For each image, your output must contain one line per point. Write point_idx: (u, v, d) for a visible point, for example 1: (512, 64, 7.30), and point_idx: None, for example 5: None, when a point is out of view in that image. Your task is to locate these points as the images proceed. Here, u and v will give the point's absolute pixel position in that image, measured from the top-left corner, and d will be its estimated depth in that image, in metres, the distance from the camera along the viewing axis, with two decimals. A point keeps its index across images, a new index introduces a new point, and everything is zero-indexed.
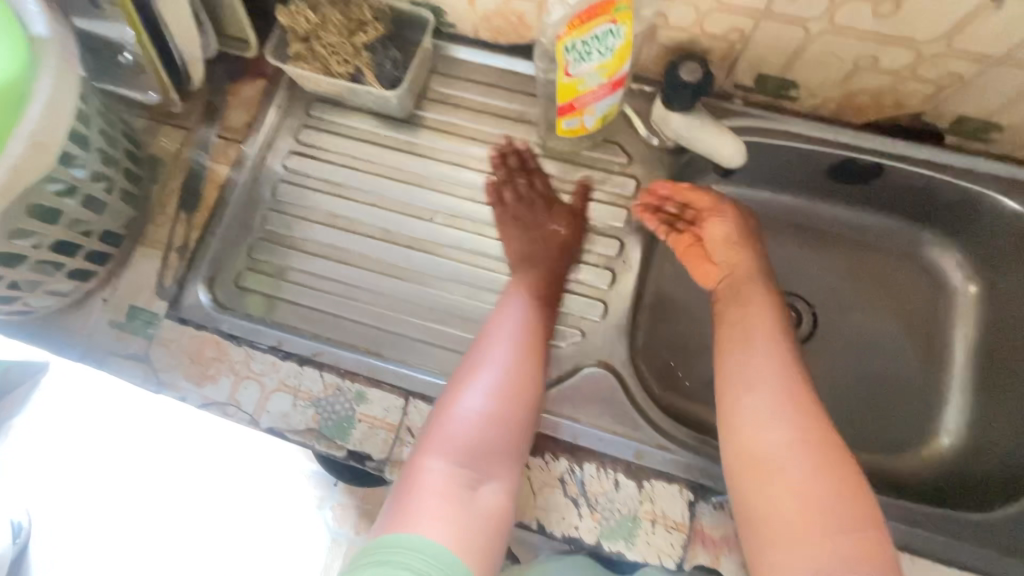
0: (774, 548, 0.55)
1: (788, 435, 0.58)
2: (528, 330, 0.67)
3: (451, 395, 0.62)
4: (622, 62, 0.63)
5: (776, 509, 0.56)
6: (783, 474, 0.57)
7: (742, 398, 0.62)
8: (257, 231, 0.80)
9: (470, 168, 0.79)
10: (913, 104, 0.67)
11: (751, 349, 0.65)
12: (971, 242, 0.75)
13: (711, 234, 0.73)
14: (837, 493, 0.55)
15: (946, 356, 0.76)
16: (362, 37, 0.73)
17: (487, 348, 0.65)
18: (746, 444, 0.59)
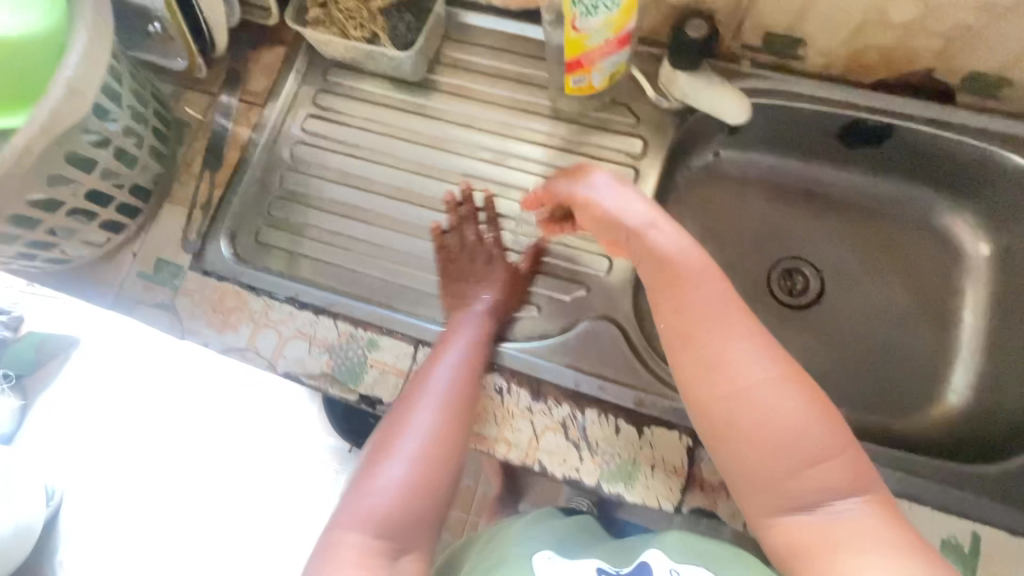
0: (758, 485, 0.51)
1: (762, 365, 0.51)
2: (451, 400, 0.60)
3: (384, 451, 0.57)
4: (628, 17, 0.64)
5: (760, 445, 0.51)
6: (751, 399, 0.51)
7: (704, 342, 0.53)
8: (276, 191, 0.83)
9: (481, 131, 0.81)
10: (923, 62, 0.66)
11: (698, 281, 0.56)
12: (985, 205, 0.74)
13: (579, 214, 0.64)
14: (813, 415, 0.50)
15: (956, 319, 0.76)
16: (377, 1, 0.76)
17: (412, 408, 0.59)
18: (710, 385, 0.53)
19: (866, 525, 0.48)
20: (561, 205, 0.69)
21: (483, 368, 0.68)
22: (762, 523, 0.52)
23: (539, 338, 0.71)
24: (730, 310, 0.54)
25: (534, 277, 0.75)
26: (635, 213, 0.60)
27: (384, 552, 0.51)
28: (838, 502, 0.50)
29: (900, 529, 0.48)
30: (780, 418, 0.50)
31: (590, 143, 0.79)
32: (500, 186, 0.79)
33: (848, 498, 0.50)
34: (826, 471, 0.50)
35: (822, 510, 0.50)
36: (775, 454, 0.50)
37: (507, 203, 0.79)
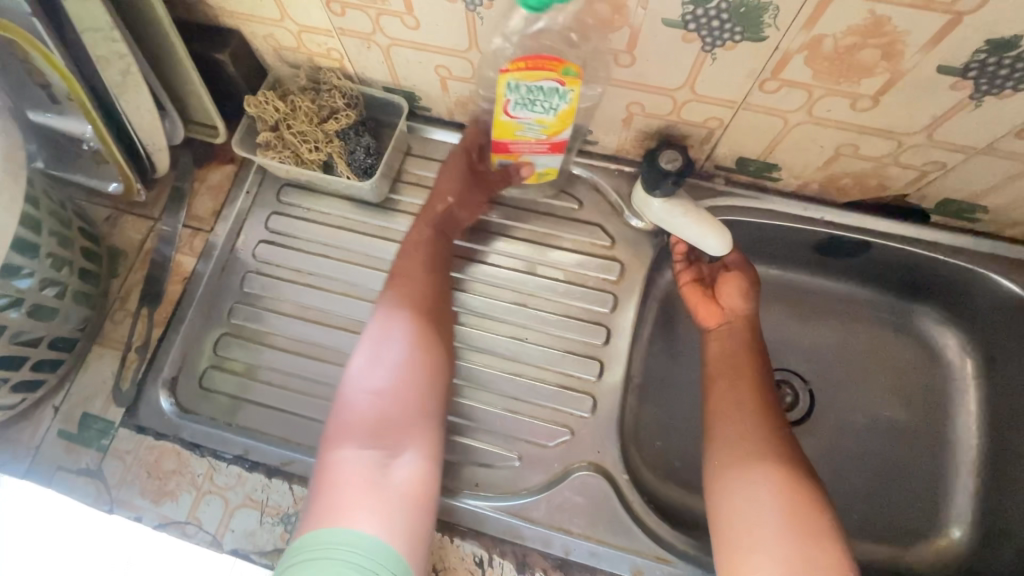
0: (742, 555, 0.54)
1: (761, 447, 0.60)
2: (416, 320, 0.64)
3: (360, 366, 0.61)
4: (563, 125, 0.61)
5: (744, 518, 0.56)
6: (752, 474, 0.59)
7: (721, 419, 0.64)
8: (221, 324, 0.74)
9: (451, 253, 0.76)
10: (898, 188, 0.65)
11: (734, 369, 0.66)
12: (964, 314, 0.73)
13: (724, 285, 0.71)
14: (796, 506, 0.56)
15: (950, 434, 0.73)
16: (332, 124, 0.72)
17: (382, 317, 0.64)
18: (721, 456, 0.61)
19: None
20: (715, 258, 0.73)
21: (461, 537, 0.61)
22: None
23: (521, 493, 0.64)
24: (746, 395, 0.64)
25: (510, 419, 0.68)
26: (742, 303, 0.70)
27: (377, 452, 0.57)
28: None
29: None
30: (767, 499, 0.57)
31: (561, 264, 0.74)
32: (470, 314, 0.73)
33: None
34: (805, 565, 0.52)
35: None
36: (757, 528, 0.55)
37: (481, 333, 0.72)
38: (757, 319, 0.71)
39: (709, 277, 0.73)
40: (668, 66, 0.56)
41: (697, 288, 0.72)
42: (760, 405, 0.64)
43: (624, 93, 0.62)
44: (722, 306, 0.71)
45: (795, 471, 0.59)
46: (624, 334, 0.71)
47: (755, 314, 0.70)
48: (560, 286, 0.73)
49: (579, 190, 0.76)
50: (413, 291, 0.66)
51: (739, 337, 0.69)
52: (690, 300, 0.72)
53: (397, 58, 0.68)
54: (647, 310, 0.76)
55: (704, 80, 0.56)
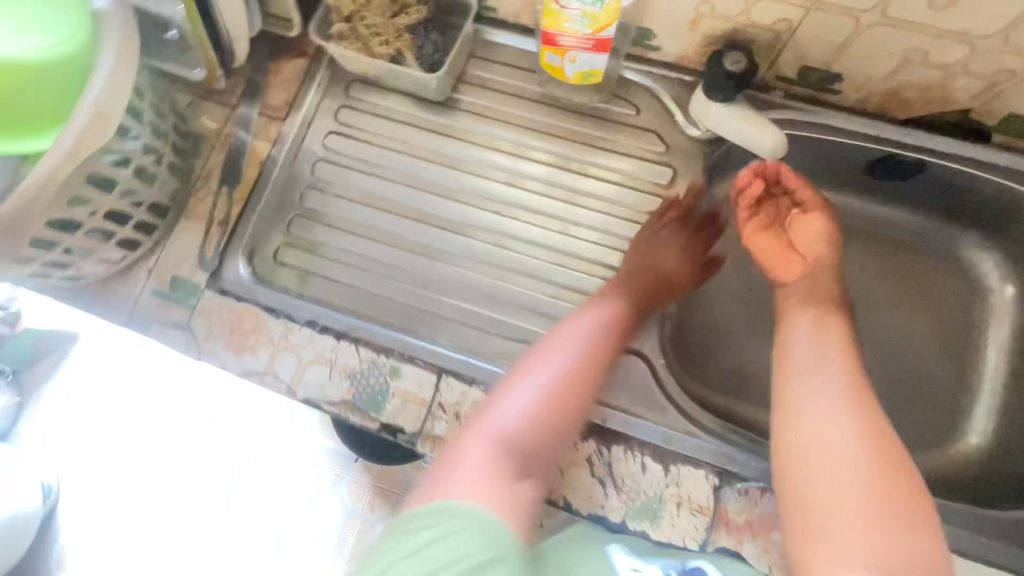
0: (811, 468, 0.55)
1: (848, 431, 0.56)
2: (590, 348, 0.66)
3: (520, 371, 0.63)
4: (610, 21, 0.63)
5: (814, 488, 0.55)
6: (828, 393, 0.58)
7: (795, 334, 0.64)
8: (295, 208, 0.82)
9: (506, 154, 0.80)
10: (960, 102, 0.66)
11: (817, 327, 0.64)
12: (1011, 242, 0.74)
13: (800, 228, 0.71)
14: (883, 483, 0.53)
15: (977, 358, 0.76)
16: (403, 18, 0.75)
17: (551, 347, 0.65)
18: (803, 425, 0.57)
19: (899, 526, 0.51)
20: (785, 189, 0.72)
21: None
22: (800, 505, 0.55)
23: None
24: (823, 305, 0.66)
25: (558, 303, 0.76)
26: (816, 246, 0.70)
27: (507, 465, 0.56)
28: (880, 507, 0.52)
29: (921, 528, 0.51)
30: (851, 475, 0.54)
31: (612, 169, 0.78)
32: (524, 210, 0.79)
33: (892, 507, 0.52)
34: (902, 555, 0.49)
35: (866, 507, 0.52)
36: (830, 443, 0.56)
37: (531, 229, 0.78)
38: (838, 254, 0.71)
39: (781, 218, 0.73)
40: None
41: (768, 236, 0.73)
42: (836, 320, 0.65)
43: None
44: (802, 254, 0.71)
45: (884, 443, 0.55)
46: None
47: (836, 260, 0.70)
48: (609, 189, 0.78)
49: (637, 98, 0.78)
50: (591, 333, 0.67)
51: (818, 303, 0.66)
52: (761, 250, 0.72)
53: None
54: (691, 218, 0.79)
55: None
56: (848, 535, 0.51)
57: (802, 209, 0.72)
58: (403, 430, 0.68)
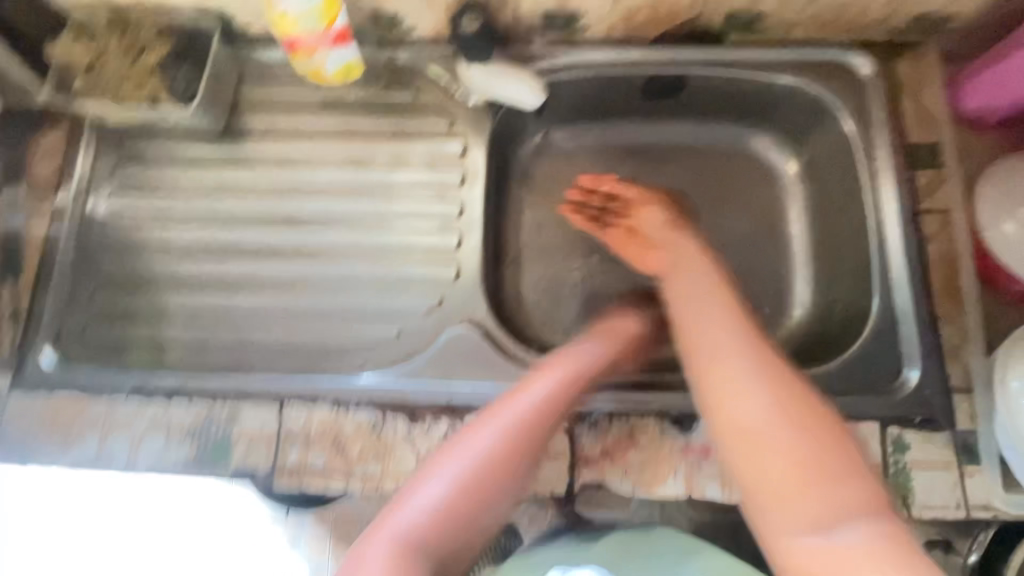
0: (757, 469, 0.51)
1: (778, 422, 0.51)
2: (518, 436, 0.59)
3: (448, 450, 0.59)
4: (336, 10, 0.63)
5: (761, 484, 0.50)
6: (753, 392, 0.53)
7: (695, 318, 0.61)
8: (96, 278, 0.76)
9: (300, 167, 0.78)
10: (686, 10, 0.71)
11: (717, 317, 0.59)
12: (779, 124, 0.81)
13: (642, 220, 0.73)
14: (824, 484, 0.49)
15: (785, 234, 0.82)
16: (146, 57, 0.72)
17: (474, 430, 0.59)
18: (727, 407, 0.54)
19: (864, 544, 0.46)
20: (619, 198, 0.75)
21: (354, 407, 0.66)
22: (775, 544, 0.49)
23: (405, 360, 0.69)
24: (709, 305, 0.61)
25: (387, 300, 0.73)
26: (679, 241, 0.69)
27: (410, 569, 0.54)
28: (839, 529, 0.47)
29: (905, 552, 0.45)
30: (781, 460, 0.50)
31: (409, 153, 0.77)
32: (331, 219, 0.76)
33: (851, 522, 0.47)
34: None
35: (827, 534, 0.47)
36: (760, 439, 0.51)
37: (345, 231, 0.75)
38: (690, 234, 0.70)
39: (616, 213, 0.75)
40: None
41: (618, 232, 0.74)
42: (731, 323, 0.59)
43: None
44: (646, 240, 0.72)
45: (822, 442, 0.50)
46: (477, 203, 0.75)
47: (690, 238, 0.70)
48: (409, 173, 0.77)
49: (415, 79, 0.78)
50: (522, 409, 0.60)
51: (705, 280, 0.65)
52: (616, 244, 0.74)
53: None
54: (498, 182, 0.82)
55: None
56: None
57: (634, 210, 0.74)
58: (257, 471, 0.64)
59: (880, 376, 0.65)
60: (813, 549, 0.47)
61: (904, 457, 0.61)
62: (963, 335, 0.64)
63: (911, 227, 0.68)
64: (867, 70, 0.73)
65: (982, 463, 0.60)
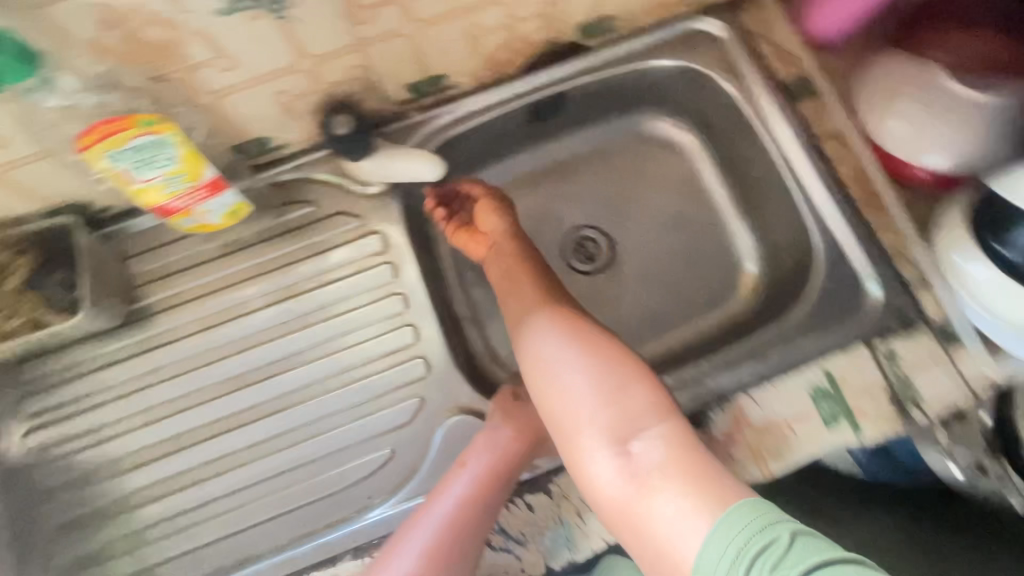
0: (563, 407, 0.58)
1: (563, 352, 0.60)
2: (452, 530, 0.60)
3: (399, 537, 0.61)
4: (199, 167, 0.58)
5: (574, 426, 0.56)
6: (541, 331, 0.62)
7: (502, 286, 0.69)
8: (43, 532, 0.67)
9: (224, 324, 0.72)
10: (542, 37, 0.71)
11: (514, 287, 0.68)
12: (664, 102, 0.84)
13: (479, 216, 0.73)
14: (626, 415, 0.55)
15: (708, 194, 0.85)
16: (10, 282, 0.65)
17: (404, 532, 0.61)
18: (533, 360, 0.62)
19: (658, 458, 0.52)
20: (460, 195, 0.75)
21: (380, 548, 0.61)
22: (585, 479, 0.55)
23: (412, 475, 0.65)
24: (516, 268, 0.69)
25: (367, 423, 0.68)
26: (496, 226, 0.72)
27: None
28: (637, 444, 0.53)
29: (690, 455, 0.51)
30: (579, 397, 0.57)
31: (330, 266, 0.73)
32: (277, 362, 0.71)
33: (648, 437, 0.53)
34: (677, 504, 0.48)
35: (628, 453, 0.53)
36: (548, 370, 0.60)
37: (297, 370, 0.70)
38: (518, 228, 0.73)
39: (468, 215, 0.75)
40: (262, 51, 0.56)
41: (460, 231, 0.75)
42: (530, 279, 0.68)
43: (257, 93, 0.61)
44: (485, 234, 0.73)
45: (625, 382, 0.56)
46: (418, 289, 0.72)
47: (515, 230, 0.72)
48: (340, 286, 0.72)
49: (309, 191, 0.74)
50: (449, 501, 0.62)
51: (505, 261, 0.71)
52: (461, 243, 0.75)
53: (25, 180, 0.61)
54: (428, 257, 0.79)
55: (305, 39, 0.56)
56: (636, 499, 0.51)
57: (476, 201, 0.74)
58: None
59: (847, 299, 0.68)
60: (613, 473, 0.53)
61: (900, 367, 0.63)
62: (900, 236, 0.68)
63: (816, 156, 0.71)
64: (720, 30, 0.77)
65: (965, 343, 0.63)
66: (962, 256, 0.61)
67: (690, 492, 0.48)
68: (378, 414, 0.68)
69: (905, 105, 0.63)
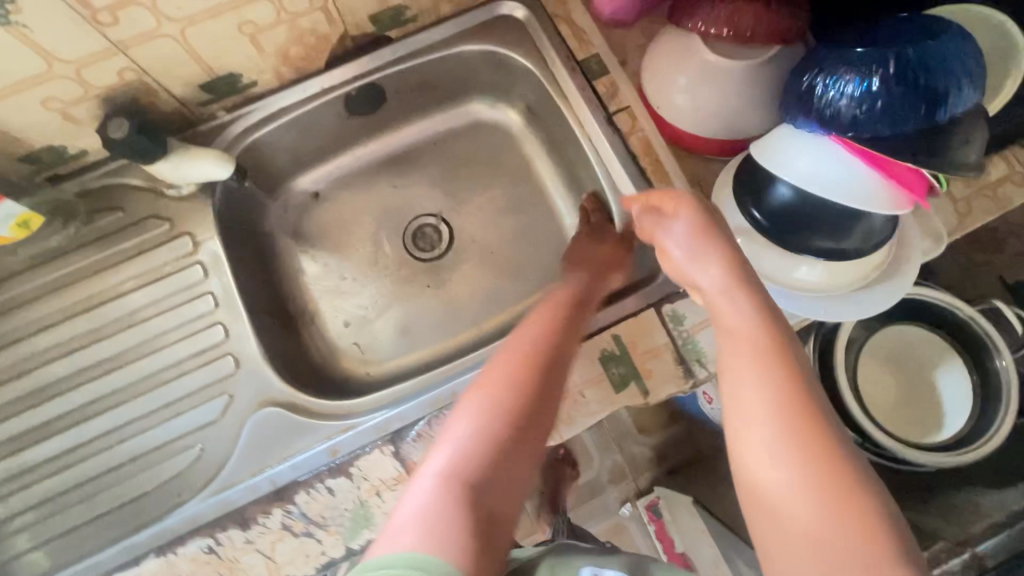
0: (770, 513, 0.38)
1: (791, 477, 0.38)
2: (521, 407, 0.48)
3: (493, 386, 0.50)
4: None
5: (759, 482, 0.39)
6: (746, 393, 0.42)
7: (721, 314, 0.47)
8: None
9: (30, 337, 0.71)
10: (335, 30, 0.72)
11: (745, 352, 0.44)
12: (487, 88, 0.85)
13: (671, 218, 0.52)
14: (833, 510, 0.36)
15: (537, 175, 0.87)
16: None
17: (473, 406, 0.49)
18: (768, 470, 0.39)
19: None
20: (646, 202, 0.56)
21: (182, 545, 0.62)
22: None
23: (220, 470, 0.66)
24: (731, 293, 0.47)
25: (178, 422, 0.69)
26: (706, 236, 0.50)
27: (452, 496, 0.42)
28: None
29: None
30: (833, 530, 0.35)
31: (143, 270, 0.73)
32: (87, 370, 0.71)
33: None
34: None
35: None
36: (752, 426, 0.40)
37: (107, 376, 0.70)
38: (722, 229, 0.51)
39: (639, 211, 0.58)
40: (2, 56, 0.55)
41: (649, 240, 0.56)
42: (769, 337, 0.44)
43: (21, 101, 0.60)
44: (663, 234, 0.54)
45: (833, 447, 0.38)
46: (231, 287, 0.73)
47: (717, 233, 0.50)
48: (154, 289, 0.73)
49: (118, 196, 0.74)
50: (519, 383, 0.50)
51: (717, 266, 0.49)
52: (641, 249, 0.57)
53: None
54: (255, 256, 0.80)
55: (48, 43, 0.56)
56: None
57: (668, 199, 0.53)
58: None
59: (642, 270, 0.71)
60: None
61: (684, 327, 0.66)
62: None
63: (611, 133, 0.73)
64: (521, 12, 0.78)
65: None
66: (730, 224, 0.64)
67: None
68: (189, 412, 0.69)
69: (682, 82, 0.66)
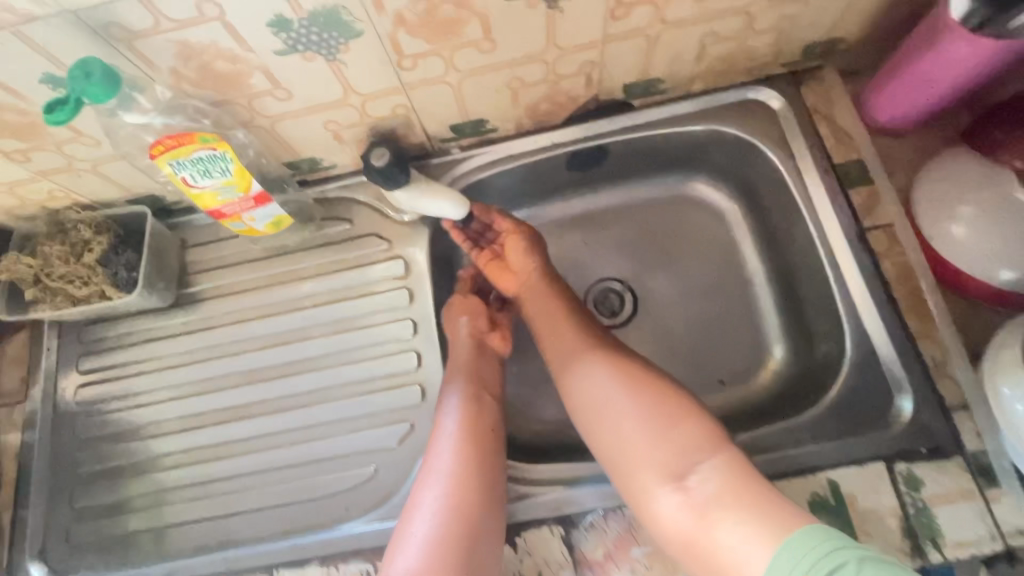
0: (602, 429, 0.61)
1: (629, 426, 0.59)
2: (459, 465, 0.61)
3: (425, 473, 0.62)
4: (249, 181, 0.65)
5: (600, 425, 0.61)
6: (598, 375, 0.64)
7: (549, 327, 0.71)
8: (74, 478, 0.75)
9: (252, 320, 0.78)
10: (586, 94, 0.72)
11: (570, 345, 0.68)
12: (712, 167, 0.82)
13: (510, 254, 0.75)
14: (660, 437, 0.58)
15: (745, 268, 0.81)
16: (88, 255, 0.73)
17: (425, 490, 0.61)
18: (598, 426, 0.62)
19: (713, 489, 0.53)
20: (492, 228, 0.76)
21: (344, 562, 0.63)
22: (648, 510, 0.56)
23: (390, 496, 0.68)
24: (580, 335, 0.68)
25: (359, 436, 0.72)
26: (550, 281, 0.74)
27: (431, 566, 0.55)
28: (691, 476, 0.55)
29: (742, 481, 0.53)
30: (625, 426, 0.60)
31: (356, 283, 0.77)
32: (291, 364, 0.76)
33: (699, 470, 0.55)
34: (739, 529, 0.50)
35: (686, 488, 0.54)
36: (596, 404, 0.62)
37: (307, 373, 0.75)
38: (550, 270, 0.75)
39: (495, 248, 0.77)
40: (313, 84, 0.61)
41: (492, 264, 0.76)
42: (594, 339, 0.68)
43: (310, 121, 0.67)
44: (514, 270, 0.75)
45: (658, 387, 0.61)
46: (430, 319, 0.75)
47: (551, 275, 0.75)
48: (362, 303, 0.77)
49: (350, 210, 0.79)
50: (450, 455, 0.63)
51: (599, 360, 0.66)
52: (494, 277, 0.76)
53: (111, 172, 0.70)
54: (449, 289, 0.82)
55: (353, 78, 0.61)
56: (698, 530, 0.52)
57: (505, 235, 0.75)
58: None
59: (870, 412, 0.63)
60: (673, 505, 0.54)
61: (919, 496, 0.57)
62: (940, 348, 0.62)
63: (862, 250, 0.66)
64: (777, 102, 0.73)
65: (1004, 486, 0.56)
66: (1014, 389, 0.53)
67: (747, 519, 0.50)
68: (371, 430, 0.71)
69: (966, 211, 0.60)
